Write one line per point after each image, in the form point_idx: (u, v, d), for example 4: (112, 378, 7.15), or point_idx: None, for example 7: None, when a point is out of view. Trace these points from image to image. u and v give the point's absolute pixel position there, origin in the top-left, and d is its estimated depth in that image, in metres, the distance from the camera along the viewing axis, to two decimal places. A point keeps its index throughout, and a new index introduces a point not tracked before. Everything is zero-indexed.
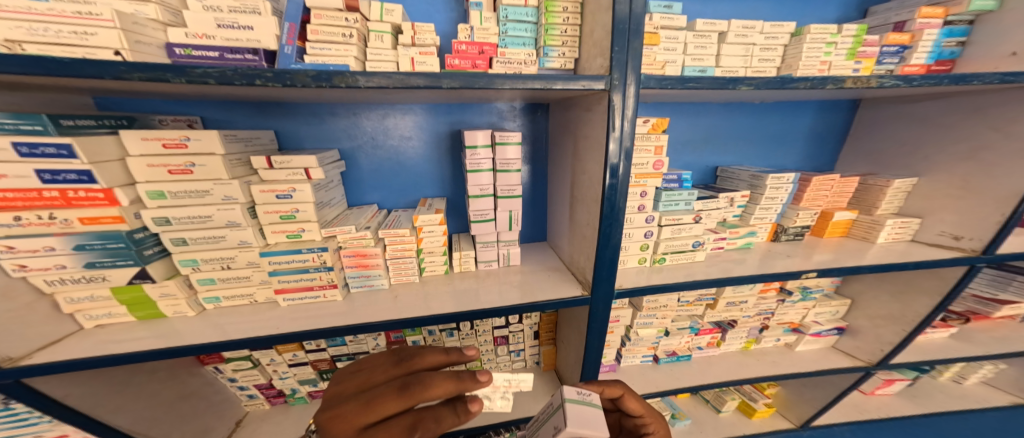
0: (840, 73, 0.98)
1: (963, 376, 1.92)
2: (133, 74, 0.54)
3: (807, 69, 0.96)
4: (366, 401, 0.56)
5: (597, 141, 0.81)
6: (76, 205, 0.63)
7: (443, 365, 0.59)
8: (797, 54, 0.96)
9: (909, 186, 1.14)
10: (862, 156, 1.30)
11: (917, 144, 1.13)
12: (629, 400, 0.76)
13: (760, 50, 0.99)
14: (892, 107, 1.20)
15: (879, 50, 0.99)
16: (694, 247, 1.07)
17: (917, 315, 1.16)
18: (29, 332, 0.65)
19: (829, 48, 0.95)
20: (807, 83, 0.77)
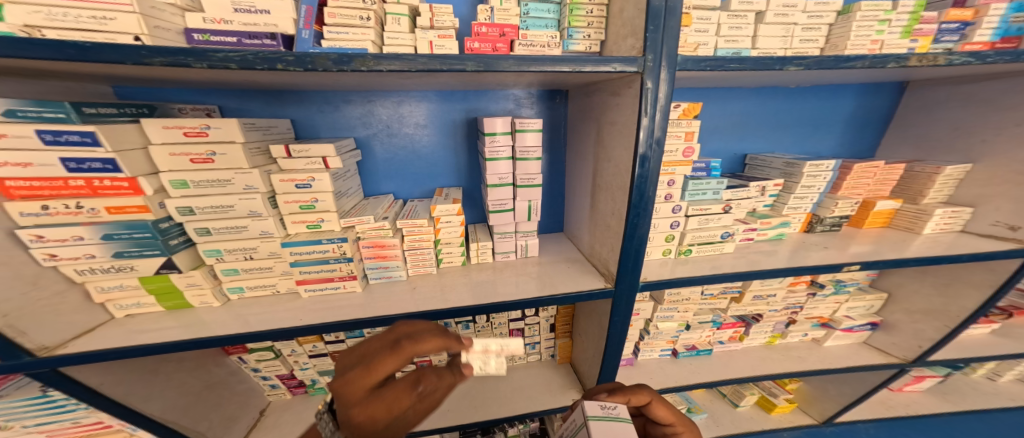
0: (892, 52, 0.91)
1: (998, 373, 1.83)
2: (154, 58, 0.52)
3: (856, 48, 0.89)
4: (365, 364, 0.56)
5: (626, 127, 0.77)
6: (102, 194, 0.63)
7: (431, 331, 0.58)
8: (844, 33, 0.89)
9: (960, 173, 1.05)
10: (909, 142, 1.21)
11: (974, 127, 1.04)
12: (656, 408, 0.73)
13: (802, 29, 0.92)
14: (942, 88, 1.11)
15: (936, 27, 0.91)
16: (722, 238, 1.02)
17: (962, 310, 1.09)
18: (61, 321, 0.66)
19: (882, 25, 0.88)
20: (864, 62, 0.71)
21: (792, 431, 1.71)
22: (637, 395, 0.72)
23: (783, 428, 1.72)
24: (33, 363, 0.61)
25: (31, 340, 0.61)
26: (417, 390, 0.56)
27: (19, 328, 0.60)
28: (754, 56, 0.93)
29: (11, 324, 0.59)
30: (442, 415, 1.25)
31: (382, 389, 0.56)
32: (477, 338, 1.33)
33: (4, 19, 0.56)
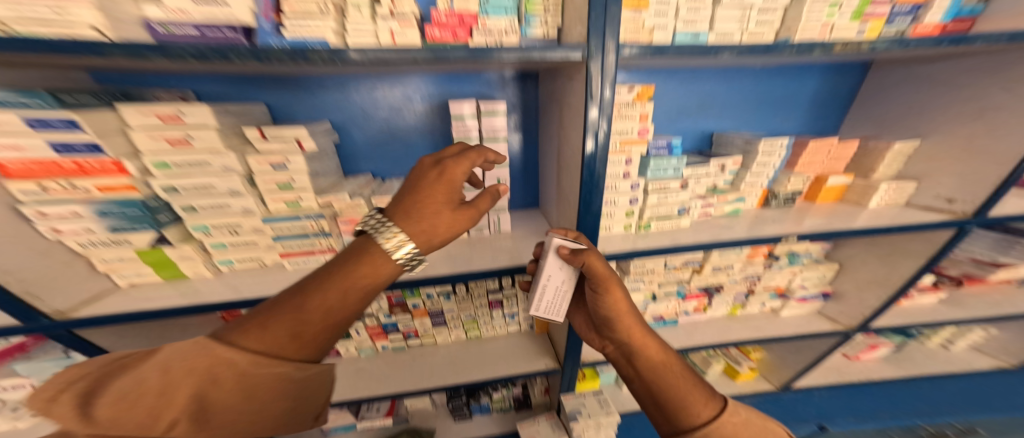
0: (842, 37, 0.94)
1: (951, 342, 1.96)
2: (113, 50, 0.58)
3: (807, 32, 0.92)
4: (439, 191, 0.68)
5: (578, 109, 0.82)
6: (91, 174, 0.69)
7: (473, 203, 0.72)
8: (797, 15, 0.92)
9: (911, 149, 1.10)
10: (868, 120, 1.24)
11: (925, 106, 1.08)
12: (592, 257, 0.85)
13: (758, 13, 0.93)
14: (900, 69, 1.14)
15: (890, 9, 0.93)
16: (679, 213, 1.08)
17: (900, 278, 1.17)
18: (71, 288, 0.75)
19: (833, 9, 0.91)
20: (788, 50, 0.77)
21: (755, 397, 1.85)
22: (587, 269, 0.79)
23: (746, 394, 1.86)
24: (52, 325, 0.71)
25: (47, 305, 0.71)
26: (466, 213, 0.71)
27: (34, 295, 0.70)
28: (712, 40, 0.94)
29: (28, 290, 0.69)
30: (428, 378, 1.38)
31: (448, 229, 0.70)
32: (458, 309, 1.43)
33: None
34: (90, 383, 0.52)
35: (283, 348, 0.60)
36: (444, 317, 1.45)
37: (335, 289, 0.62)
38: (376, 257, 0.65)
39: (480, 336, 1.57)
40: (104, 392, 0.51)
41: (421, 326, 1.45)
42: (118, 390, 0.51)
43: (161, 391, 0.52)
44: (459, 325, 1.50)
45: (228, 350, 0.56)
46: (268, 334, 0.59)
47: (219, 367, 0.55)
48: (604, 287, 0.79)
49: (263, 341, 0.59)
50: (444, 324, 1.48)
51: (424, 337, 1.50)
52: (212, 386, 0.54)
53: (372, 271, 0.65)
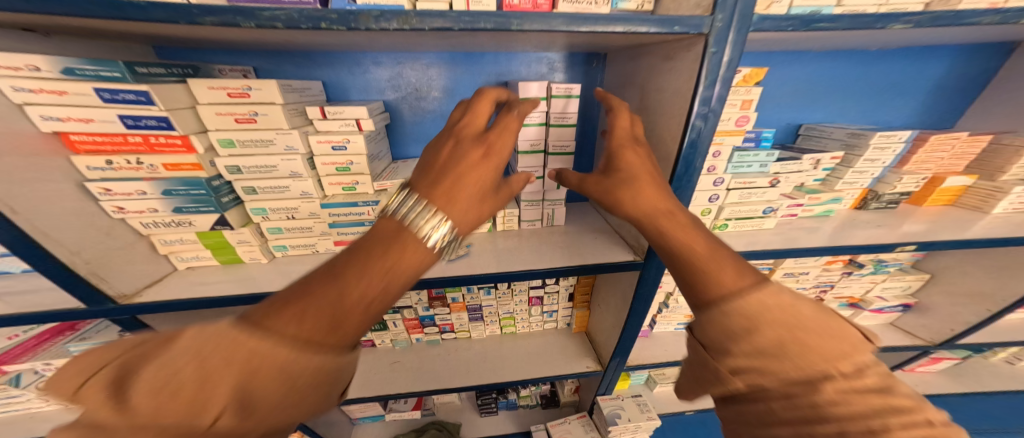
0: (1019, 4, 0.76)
1: (1018, 358, 1.74)
2: (205, 18, 0.51)
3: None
4: (813, 320, 0.49)
5: (680, 93, 0.73)
6: (158, 151, 0.65)
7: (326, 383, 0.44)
8: None
9: None
10: (998, 111, 1.05)
11: None
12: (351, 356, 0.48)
13: None
14: None
15: None
16: (764, 213, 0.98)
17: (1012, 294, 1.05)
18: (135, 271, 0.72)
19: None
20: (993, 16, 0.66)
21: None
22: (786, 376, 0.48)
23: None
24: (116, 309, 0.68)
25: (111, 287, 0.68)
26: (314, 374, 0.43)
27: (100, 276, 0.66)
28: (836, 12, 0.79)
29: (94, 271, 0.65)
30: (464, 375, 1.33)
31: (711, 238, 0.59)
32: (497, 304, 1.38)
33: None
34: (117, 367, 0.40)
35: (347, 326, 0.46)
36: (481, 313, 1.40)
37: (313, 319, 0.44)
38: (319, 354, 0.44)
39: (515, 332, 1.53)
40: (133, 377, 0.38)
41: (458, 320, 1.40)
42: (151, 377, 0.38)
43: (194, 390, 0.38)
44: (495, 321, 1.45)
45: (265, 342, 0.41)
46: (317, 294, 0.45)
47: (271, 369, 0.40)
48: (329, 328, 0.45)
49: (285, 322, 0.43)
50: (481, 319, 1.43)
51: (459, 331, 1.46)
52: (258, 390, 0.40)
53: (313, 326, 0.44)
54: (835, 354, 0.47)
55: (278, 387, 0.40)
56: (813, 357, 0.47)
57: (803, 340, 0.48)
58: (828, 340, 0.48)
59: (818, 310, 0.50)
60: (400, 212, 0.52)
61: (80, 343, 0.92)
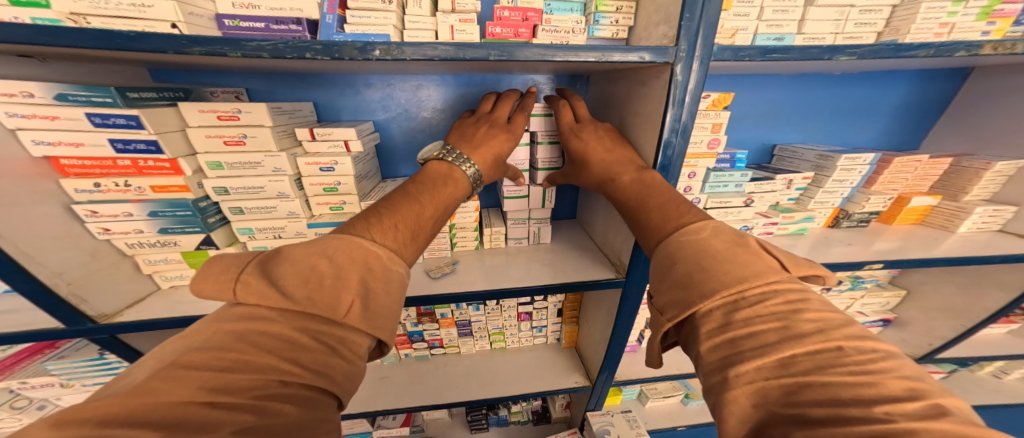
0: (964, 37, 0.82)
1: (1004, 371, 1.76)
2: (193, 48, 0.52)
3: (920, 34, 0.79)
4: (720, 250, 0.53)
5: (653, 117, 0.77)
6: (146, 173, 0.67)
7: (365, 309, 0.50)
8: (909, 16, 0.79)
9: (1011, 170, 0.97)
10: (961, 133, 1.11)
11: None
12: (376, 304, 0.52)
13: (858, 12, 0.82)
14: (1005, 78, 1.00)
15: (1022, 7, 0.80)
16: (741, 231, 1.01)
17: (982, 310, 1.08)
18: (117, 291, 0.72)
19: (954, 8, 0.79)
20: (928, 50, 0.70)
21: None
22: (755, 360, 0.43)
23: None
24: (96, 328, 0.68)
25: (91, 307, 0.68)
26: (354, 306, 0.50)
27: (81, 296, 0.66)
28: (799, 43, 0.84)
29: (74, 292, 0.65)
30: (452, 391, 1.32)
31: (657, 200, 0.67)
32: (486, 319, 1.38)
33: (49, 6, 0.56)
34: (258, 266, 0.49)
35: (416, 244, 0.63)
36: (470, 328, 1.40)
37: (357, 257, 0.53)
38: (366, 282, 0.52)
39: (505, 348, 1.52)
40: (276, 272, 0.48)
41: (447, 335, 1.40)
42: (294, 271, 0.49)
43: (334, 278, 0.50)
44: (484, 336, 1.45)
45: (326, 266, 0.50)
46: (403, 215, 0.62)
47: (384, 267, 0.54)
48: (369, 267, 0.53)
49: (387, 235, 0.58)
50: (470, 334, 1.43)
51: (448, 347, 1.45)
52: (376, 285, 0.52)
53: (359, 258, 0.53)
54: (738, 277, 0.49)
55: (387, 284, 0.53)
56: (714, 283, 0.50)
57: (707, 267, 0.52)
58: (728, 265, 0.51)
59: (731, 243, 0.54)
60: (448, 159, 0.73)
61: (58, 362, 0.90)
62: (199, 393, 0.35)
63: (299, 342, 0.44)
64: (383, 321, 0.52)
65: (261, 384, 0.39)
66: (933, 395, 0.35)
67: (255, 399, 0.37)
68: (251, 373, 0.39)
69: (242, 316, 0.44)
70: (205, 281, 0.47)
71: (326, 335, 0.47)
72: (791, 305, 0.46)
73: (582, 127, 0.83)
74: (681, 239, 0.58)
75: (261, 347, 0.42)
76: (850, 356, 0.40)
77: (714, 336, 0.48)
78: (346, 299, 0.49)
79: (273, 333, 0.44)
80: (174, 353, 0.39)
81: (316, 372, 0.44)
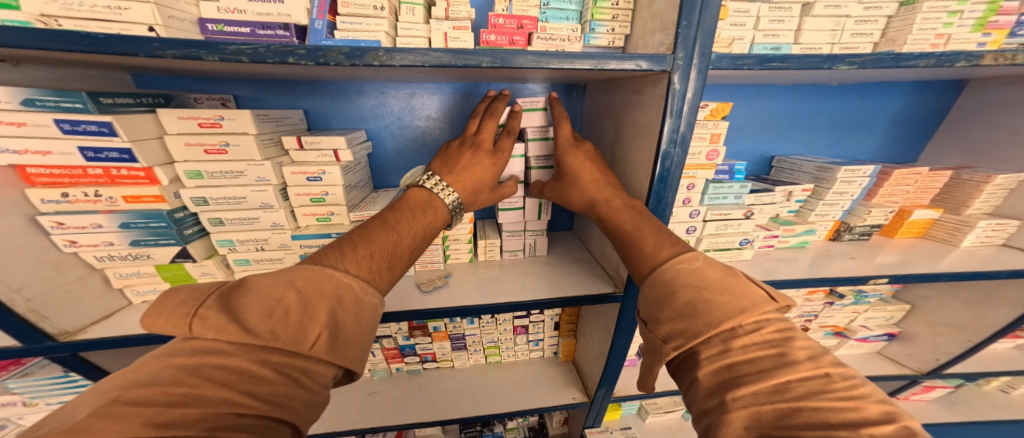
0: (959, 49, 0.81)
1: (1011, 386, 1.72)
2: (167, 51, 0.50)
3: (917, 45, 0.78)
4: (717, 280, 0.51)
5: (650, 127, 0.75)
6: (119, 183, 0.63)
7: (336, 341, 0.47)
8: (905, 27, 0.79)
9: (1012, 183, 0.96)
10: (960, 146, 1.10)
11: None
12: (346, 333, 0.49)
13: (854, 22, 0.82)
14: (1003, 90, 0.99)
15: (1015, 19, 0.80)
16: (741, 244, 0.98)
17: (990, 326, 1.07)
18: (83, 307, 0.68)
19: (951, 18, 0.78)
20: (928, 60, 0.69)
21: None
22: (752, 384, 0.42)
23: None
24: (54, 347, 0.64)
25: (52, 325, 0.63)
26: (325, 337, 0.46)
27: (41, 313, 0.62)
28: (796, 53, 0.83)
29: (34, 309, 0.61)
30: (444, 408, 1.27)
31: (650, 226, 0.65)
32: (481, 333, 1.34)
33: (19, 8, 0.54)
34: (218, 299, 0.45)
35: (391, 272, 0.59)
36: (464, 342, 1.35)
37: (327, 285, 0.49)
38: (338, 313, 0.49)
39: (500, 362, 1.47)
40: (236, 305, 0.44)
41: (440, 349, 1.35)
42: (257, 302, 0.45)
43: (301, 311, 0.46)
44: (479, 350, 1.40)
45: (293, 296, 0.47)
46: (378, 242, 0.58)
47: (355, 298, 0.51)
48: (339, 296, 0.49)
49: (360, 264, 0.55)
50: (464, 348, 1.38)
51: (441, 361, 1.40)
52: (345, 318, 0.49)
53: (329, 286, 0.49)
54: (739, 308, 0.48)
55: (357, 316, 0.50)
56: (717, 313, 0.48)
57: (707, 297, 0.50)
58: (726, 296, 0.50)
59: (724, 274, 0.52)
60: (429, 186, 0.70)
61: (21, 380, 0.84)
62: (143, 430, 0.33)
63: (259, 374, 0.41)
64: (352, 349, 0.49)
65: (213, 416, 0.36)
66: (904, 417, 0.36)
67: (206, 434, 0.35)
68: (202, 407, 0.36)
69: (196, 350, 0.41)
70: (158, 317, 0.43)
71: (290, 366, 0.44)
72: (784, 332, 0.46)
73: (580, 145, 0.81)
74: (676, 267, 0.56)
75: (216, 380, 0.39)
76: (838, 381, 0.39)
77: (713, 362, 0.46)
78: (314, 329, 0.46)
79: (231, 366, 0.40)
80: (118, 387, 0.35)
81: (275, 403, 0.41)
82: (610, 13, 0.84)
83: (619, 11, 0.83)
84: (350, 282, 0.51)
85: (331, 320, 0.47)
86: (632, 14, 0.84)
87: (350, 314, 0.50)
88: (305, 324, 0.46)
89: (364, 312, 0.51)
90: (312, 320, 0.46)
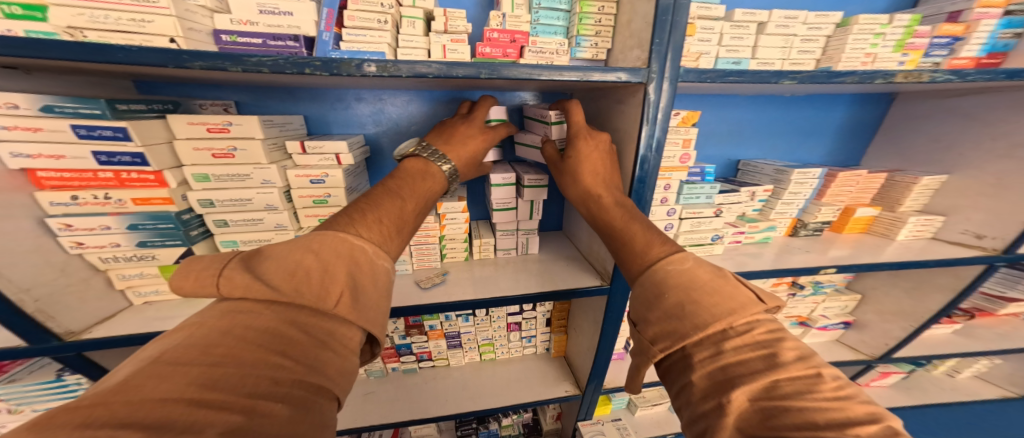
0: (884, 66, 0.94)
1: (957, 370, 1.91)
2: (194, 62, 0.54)
3: (850, 62, 0.91)
4: (706, 282, 0.55)
5: (629, 133, 0.83)
6: (129, 186, 0.65)
7: (357, 299, 0.51)
8: (841, 45, 0.91)
9: (937, 184, 1.12)
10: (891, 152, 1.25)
11: (954, 140, 1.09)
12: (364, 293, 0.53)
13: (801, 41, 0.94)
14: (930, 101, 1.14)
15: (928, 41, 0.93)
16: (712, 240, 1.08)
17: (926, 311, 1.20)
18: (86, 308, 0.68)
19: (877, 39, 0.90)
20: (853, 77, 0.80)
21: None
22: (744, 385, 0.46)
23: None
24: (60, 347, 0.64)
25: (58, 325, 0.64)
26: (346, 295, 0.50)
27: (48, 313, 0.63)
28: (753, 67, 0.94)
29: (42, 309, 0.62)
30: (440, 405, 1.30)
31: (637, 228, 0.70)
32: (476, 330, 1.38)
33: (46, 20, 0.58)
34: (240, 263, 0.49)
35: (399, 237, 0.64)
36: (460, 339, 1.38)
37: (344, 247, 0.54)
38: (356, 273, 0.53)
39: (494, 359, 1.51)
40: (259, 269, 0.49)
41: (436, 347, 1.38)
42: (278, 267, 0.49)
43: (321, 272, 0.50)
44: (474, 347, 1.44)
45: (312, 258, 0.51)
46: (385, 211, 0.63)
47: (370, 261, 0.55)
48: (356, 256, 0.54)
49: (371, 230, 0.59)
50: (459, 346, 1.41)
51: (437, 359, 1.43)
52: (363, 279, 0.53)
53: (346, 248, 0.54)
54: (731, 308, 0.52)
55: (374, 278, 0.55)
56: (704, 316, 0.53)
57: (696, 299, 0.54)
58: (715, 298, 0.54)
59: (714, 275, 0.56)
60: (424, 155, 0.75)
61: (7, 386, 0.82)
62: (188, 389, 0.35)
63: (288, 335, 0.44)
64: (372, 312, 0.53)
65: (251, 383, 0.38)
66: (888, 419, 0.40)
67: (246, 397, 0.37)
68: (240, 368, 0.39)
69: (226, 312, 0.45)
70: (186, 280, 0.48)
71: (315, 327, 0.47)
72: (775, 334, 0.50)
73: (594, 136, 0.84)
74: (668, 268, 0.60)
75: (249, 341, 0.42)
76: (827, 381, 0.44)
77: (706, 365, 0.50)
78: (335, 287, 0.50)
79: (260, 326, 0.44)
80: (155, 351, 0.39)
81: (307, 366, 0.43)
82: (594, 30, 0.92)
83: (601, 27, 0.92)
84: (364, 245, 0.56)
85: (350, 277, 0.52)
86: (614, 30, 0.92)
87: (367, 273, 0.54)
88: (327, 281, 0.50)
89: (378, 273, 0.56)
90: (332, 279, 0.50)
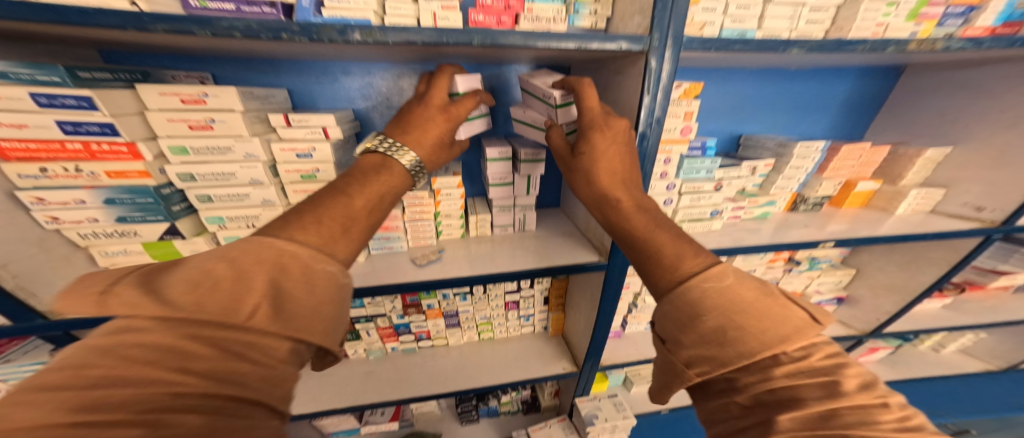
0: (895, 37, 0.90)
1: (942, 345, 1.97)
2: (156, 25, 0.50)
3: (861, 31, 0.87)
4: (752, 304, 0.52)
5: (629, 105, 0.80)
6: (101, 158, 0.62)
7: (279, 311, 0.45)
8: (851, 15, 0.87)
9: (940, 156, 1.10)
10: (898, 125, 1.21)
11: (959, 113, 1.07)
12: (290, 303, 0.46)
13: (810, 10, 0.89)
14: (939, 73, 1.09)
15: (942, 10, 0.89)
16: (711, 215, 1.07)
17: (919, 284, 1.21)
18: (72, 285, 0.66)
19: (889, 8, 0.86)
20: (865, 46, 0.77)
21: None
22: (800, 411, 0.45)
23: None
24: (46, 325, 0.62)
25: (41, 303, 0.62)
26: (266, 306, 0.44)
27: (30, 290, 0.61)
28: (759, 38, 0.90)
29: (22, 286, 0.60)
30: (439, 382, 1.31)
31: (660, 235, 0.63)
32: (473, 309, 1.38)
33: None
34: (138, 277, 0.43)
35: (348, 237, 0.56)
36: (458, 318, 1.39)
37: (265, 253, 0.47)
38: (278, 281, 0.46)
39: (493, 338, 1.52)
40: (160, 281, 0.42)
41: (434, 327, 1.38)
42: (182, 277, 0.43)
43: (235, 283, 0.44)
44: (472, 326, 1.45)
45: (223, 266, 0.44)
46: (325, 209, 0.55)
47: (300, 266, 0.48)
48: (279, 263, 0.47)
49: (306, 232, 0.52)
50: (458, 325, 1.42)
51: (436, 338, 1.44)
52: (289, 287, 0.47)
53: (267, 254, 0.47)
54: (781, 336, 0.50)
55: (304, 285, 0.48)
56: (753, 343, 0.50)
57: (740, 324, 0.51)
58: (765, 322, 0.51)
59: (760, 293, 0.53)
60: (380, 150, 0.67)
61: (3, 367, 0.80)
62: (60, 415, 0.31)
63: (190, 350, 0.39)
64: (303, 322, 0.47)
65: (147, 400, 0.35)
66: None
67: (139, 415, 0.34)
68: (132, 387, 0.35)
69: (115, 329, 0.39)
70: (67, 300, 0.42)
71: (228, 341, 0.42)
72: (836, 361, 0.49)
73: (610, 122, 0.72)
74: (704, 285, 0.54)
75: (139, 360, 0.37)
76: (893, 412, 0.43)
77: (754, 388, 0.49)
78: (252, 298, 0.44)
79: (154, 342, 0.38)
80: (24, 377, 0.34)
81: (220, 380, 0.39)
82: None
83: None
84: (289, 249, 0.48)
85: (268, 288, 0.45)
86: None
87: (293, 281, 0.47)
88: (239, 292, 0.43)
89: (310, 279, 0.48)
90: (248, 289, 0.44)
